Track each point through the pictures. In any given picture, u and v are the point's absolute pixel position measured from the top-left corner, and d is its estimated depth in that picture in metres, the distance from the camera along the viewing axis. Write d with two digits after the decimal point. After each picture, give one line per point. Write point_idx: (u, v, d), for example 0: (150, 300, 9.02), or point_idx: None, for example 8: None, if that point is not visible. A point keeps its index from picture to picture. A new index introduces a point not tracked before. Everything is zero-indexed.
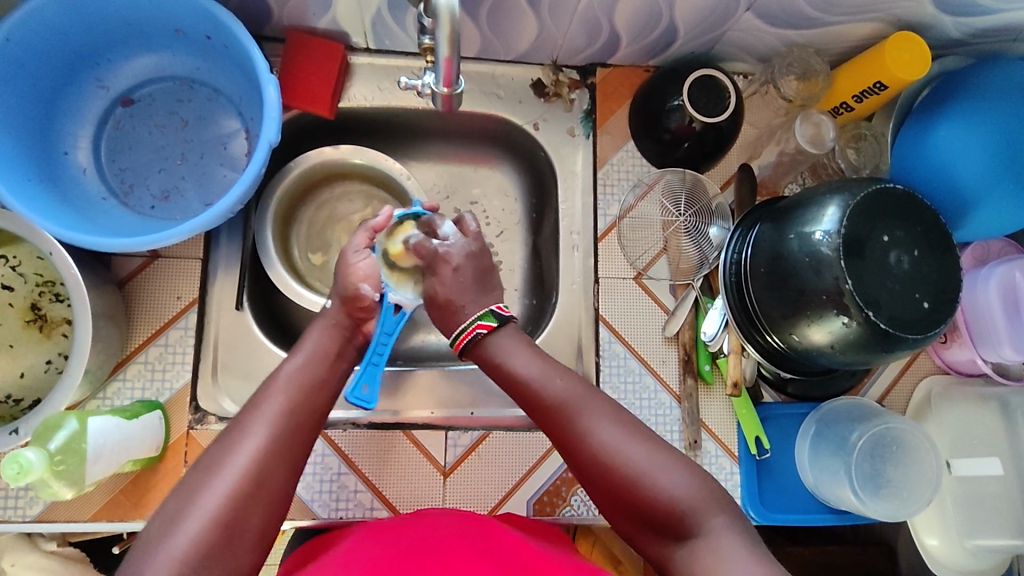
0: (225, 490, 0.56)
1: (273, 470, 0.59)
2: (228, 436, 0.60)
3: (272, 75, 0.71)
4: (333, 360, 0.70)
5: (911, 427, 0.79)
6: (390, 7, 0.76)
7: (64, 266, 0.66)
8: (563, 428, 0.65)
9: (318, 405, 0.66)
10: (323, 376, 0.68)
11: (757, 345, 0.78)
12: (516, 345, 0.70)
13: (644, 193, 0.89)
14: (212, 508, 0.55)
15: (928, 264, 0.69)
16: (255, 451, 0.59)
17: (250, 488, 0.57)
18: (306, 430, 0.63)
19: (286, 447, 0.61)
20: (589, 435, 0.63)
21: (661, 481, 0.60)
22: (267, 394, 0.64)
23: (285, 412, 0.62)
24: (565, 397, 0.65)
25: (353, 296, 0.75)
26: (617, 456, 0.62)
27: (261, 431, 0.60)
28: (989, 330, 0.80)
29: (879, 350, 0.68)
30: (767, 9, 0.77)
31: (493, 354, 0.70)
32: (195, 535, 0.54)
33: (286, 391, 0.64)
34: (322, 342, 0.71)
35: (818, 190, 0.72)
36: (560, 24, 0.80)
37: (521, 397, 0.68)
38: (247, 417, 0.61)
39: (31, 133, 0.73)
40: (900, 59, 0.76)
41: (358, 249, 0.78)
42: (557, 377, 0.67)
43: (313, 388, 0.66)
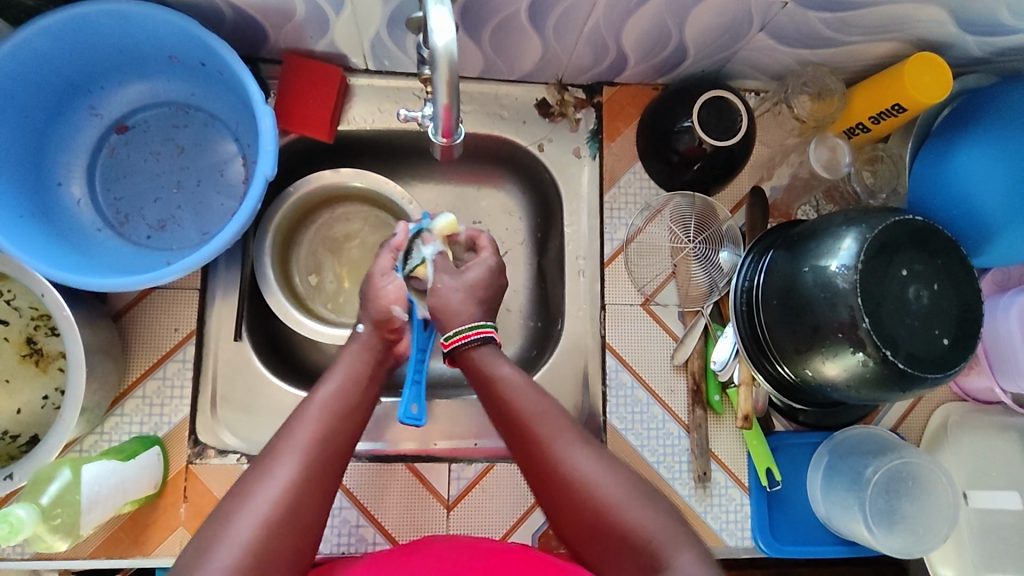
0: (260, 520, 0.53)
1: (309, 499, 0.57)
2: (261, 464, 0.58)
3: (267, 105, 0.68)
4: (368, 385, 0.68)
5: (926, 460, 0.77)
6: (390, 30, 0.74)
7: (56, 308, 0.64)
8: (537, 449, 0.62)
9: (351, 431, 0.63)
10: (357, 403, 0.65)
11: (767, 375, 0.76)
12: (499, 360, 0.68)
13: (653, 216, 0.86)
14: (247, 541, 0.52)
15: (948, 299, 0.66)
16: (290, 480, 0.56)
17: (284, 519, 0.54)
18: (340, 456, 0.61)
19: (323, 474, 0.58)
20: (565, 458, 0.61)
21: (633, 514, 0.58)
22: (298, 420, 0.61)
23: (317, 438, 0.60)
24: (535, 414, 0.64)
25: (387, 318, 0.72)
26: (591, 484, 0.60)
27: (294, 457, 0.58)
28: (1010, 360, 0.78)
29: (897, 388, 0.65)
30: (781, 29, 0.74)
31: (476, 366, 0.68)
32: (228, 567, 0.51)
33: (319, 416, 0.62)
34: (356, 364, 0.68)
35: (834, 219, 0.70)
36: (567, 44, 0.78)
37: (497, 412, 0.66)
38: (280, 441, 0.59)
39: (24, 165, 0.72)
40: (920, 81, 0.73)
41: (385, 271, 0.75)
42: (532, 391, 0.65)
43: (348, 416, 0.64)
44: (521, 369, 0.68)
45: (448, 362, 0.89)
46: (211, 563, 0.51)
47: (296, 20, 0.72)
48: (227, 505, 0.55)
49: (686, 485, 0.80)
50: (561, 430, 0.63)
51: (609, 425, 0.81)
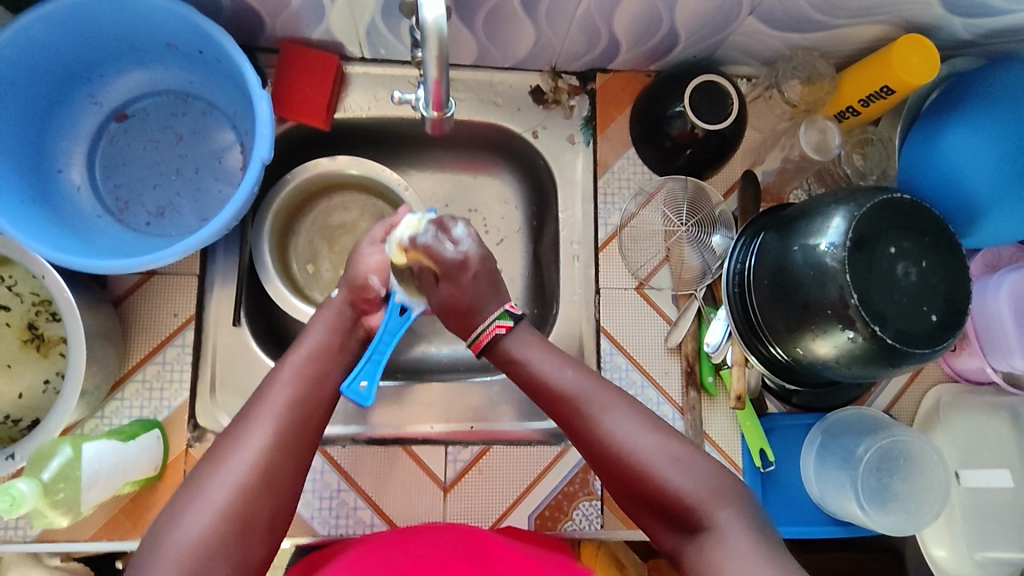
0: (233, 484, 0.55)
1: (283, 464, 0.58)
2: (234, 431, 0.59)
3: (263, 90, 0.69)
4: (338, 353, 0.69)
5: (918, 439, 0.78)
6: (384, 17, 0.75)
7: (57, 289, 0.65)
8: (576, 423, 0.63)
9: (323, 398, 0.65)
10: (326, 371, 0.67)
11: (760, 356, 0.77)
12: (529, 340, 0.68)
13: (646, 201, 0.87)
14: (222, 503, 0.54)
15: (936, 276, 0.67)
16: (264, 445, 0.58)
17: (258, 482, 0.56)
18: (313, 423, 0.62)
19: (295, 440, 0.60)
20: (604, 429, 0.62)
21: (675, 476, 0.59)
22: (271, 388, 0.63)
23: (289, 405, 0.62)
24: (574, 391, 0.64)
25: (361, 285, 0.74)
26: (631, 451, 0.61)
27: (267, 424, 0.59)
28: (999, 339, 0.78)
29: (886, 365, 0.66)
30: (770, 12, 0.75)
31: (504, 349, 0.68)
32: (204, 529, 0.52)
33: (292, 384, 0.63)
34: (327, 333, 0.70)
35: (823, 200, 0.71)
36: (559, 30, 0.79)
37: (533, 391, 0.67)
38: (253, 409, 0.61)
39: (24, 152, 0.73)
40: (908, 62, 0.74)
41: (376, 243, 0.77)
42: (566, 368, 0.66)
43: (320, 384, 0.65)
44: (553, 348, 0.68)
45: (445, 347, 0.90)
46: (188, 524, 0.52)
47: (292, 7, 0.73)
48: (203, 471, 0.57)
49: None
50: (596, 402, 0.63)
51: None
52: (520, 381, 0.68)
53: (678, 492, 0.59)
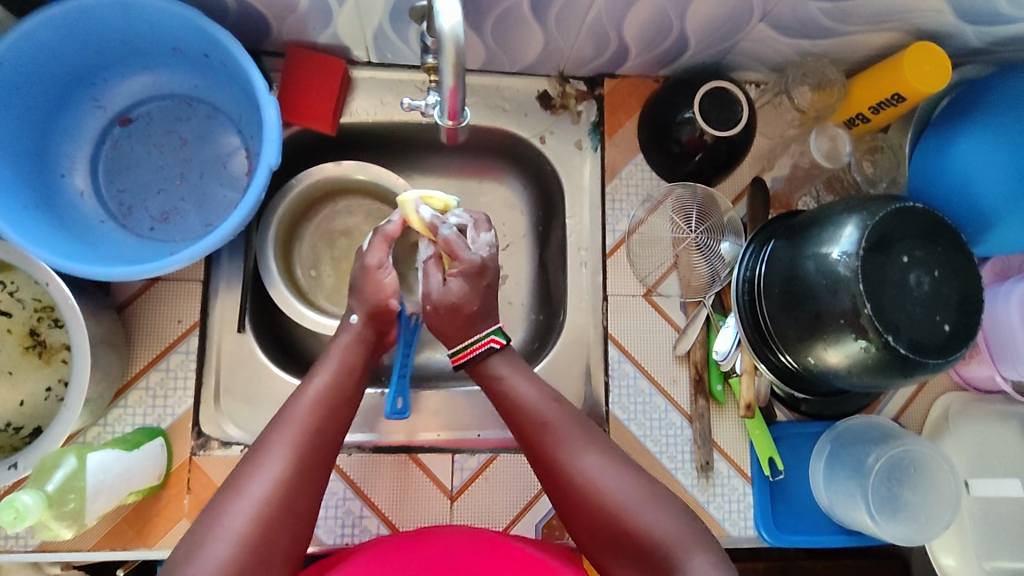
0: (249, 516, 0.54)
1: (300, 494, 0.57)
2: (251, 460, 0.58)
3: (270, 94, 0.68)
4: (359, 376, 0.68)
5: (928, 448, 0.78)
6: (393, 22, 0.74)
7: (60, 296, 0.64)
8: (548, 453, 0.64)
9: (341, 423, 0.63)
10: (347, 394, 0.65)
11: (770, 365, 0.76)
12: (511, 368, 0.69)
13: (654, 207, 0.87)
14: (238, 535, 0.53)
15: (949, 285, 0.67)
16: (280, 476, 0.57)
17: (275, 515, 0.55)
18: (331, 451, 0.61)
19: (312, 470, 0.59)
20: (575, 462, 0.63)
21: (650, 516, 0.60)
22: (288, 413, 0.61)
23: (308, 433, 0.60)
24: (553, 420, 0.65)
25: (383, 311, 0.71)
26: (603, 486, 0.61)
27: (284, 452, 0.58)
28: (1010, 348, 0.78)
29: (898, 375, 0.65)
30: (781, 19, 0.75)
31: (488, 377, 0.69)
32: (217, 564, 0.52)
33: (310, 410, 0.62)
34: (347, 356, 0.68)
35: (835, 208, 0.70)
36: (569, 36, 0.78)
37: (511, 420, 0.68)
38: (269, 438, 0.59)
39: (27, 157, 0.72)
40: (919, 71, 0.73)
41: (381, 264, 0.72)
42: (548, 400, 0.67)
43: (340, 409, 0.64)
44: (537, 380, 0.69)
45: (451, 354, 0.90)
46: (204, 555, 0.52)
47: (299, 11, 0.72)
48: (219, 500, 0.56)
49: (689, 475, 0.80)
50: (572, 436, 0.64)
51: (612, 416, 0.81)
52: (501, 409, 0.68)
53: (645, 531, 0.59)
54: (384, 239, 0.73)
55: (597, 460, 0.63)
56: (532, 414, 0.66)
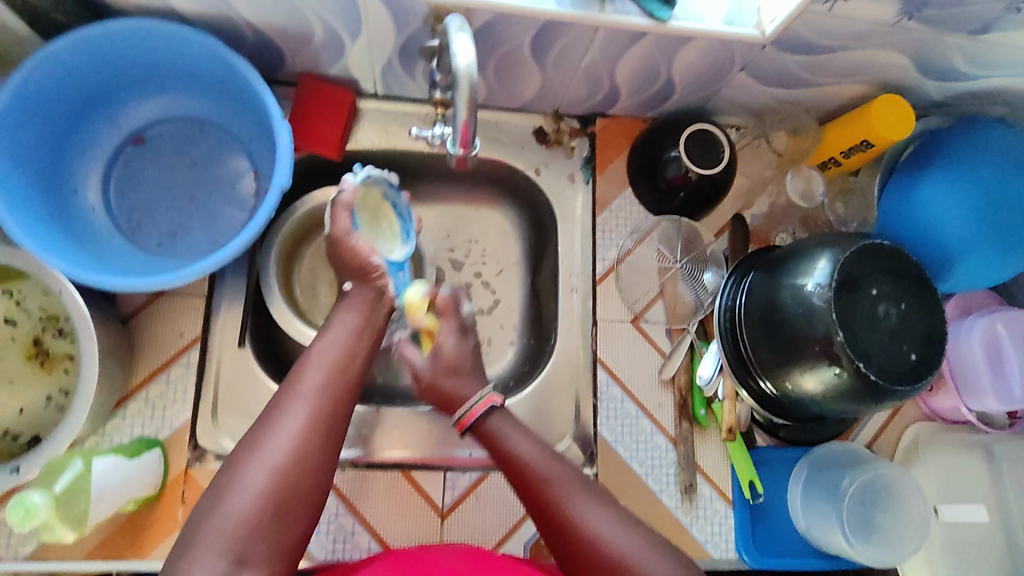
0: (271, 466, 0.56)
1: (317, 443, 0.59)
2: (269, 416, 0.60)
3: (284, 121, 0.72)
4: (364, 333, 0.70)
5: (898, 472, 0.82)
6: (401, 58, 0.79)
7: (72, 304, 0.67)
8: (553, 510, 0.64)
9: (352, 379, 0.66)
10: (355, 350, 0.68)
11: (750, 391, 0.80)
12: (511, 425, 0.70)
13: (641, 239, 0.92)
14: (259, 486, 0.55)
15: (915, 318, 0.72)
16: (298, 428, 0.59)
17: (292, 464, 0.57)
18: (342, 404, 0.64)
19: (328, 422, 0.61)
20: (576, 518, 0.62)
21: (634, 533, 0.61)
22: (303, 372, 0.64)
23: (321, 390, 0.63)
24: (554, 477, 0.66)
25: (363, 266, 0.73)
26: (599, 536, 0.61)
27: (300, 408, 0.61)
28: (973, 380, 0.83)
29: (869, 401, 0.70)
30: (761, 69, 0.81)
31: (489, 434, 0.70)
32: (241, 511, 0.54)
33: (322, 368, 0.64)
34: (353, 317, 0.71)
35: (809, 243, 0.75)
36: (565, 77, 0.83)
37: (514, 478, 0.68)
38: (284, 397, 0.62)
39: (45, 172, 0.74)
40: (886, 118, 0.79)
41: (349, 230, 0.74)
42: (550, 459, 0.67)
43: (350, 366, 0.66)
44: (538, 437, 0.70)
45: None
46: (228, 506, 0.54)
47: (313, 45, 0.77)
48: (237, 453, 0.58)
49: (673, 496, 0.83)
50: (568, 489, 0.65)
51: (599, 437, 0.84)
52: (503, 467, 0.69)
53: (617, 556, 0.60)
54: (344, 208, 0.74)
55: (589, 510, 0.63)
56: (535, 472, 0.66)
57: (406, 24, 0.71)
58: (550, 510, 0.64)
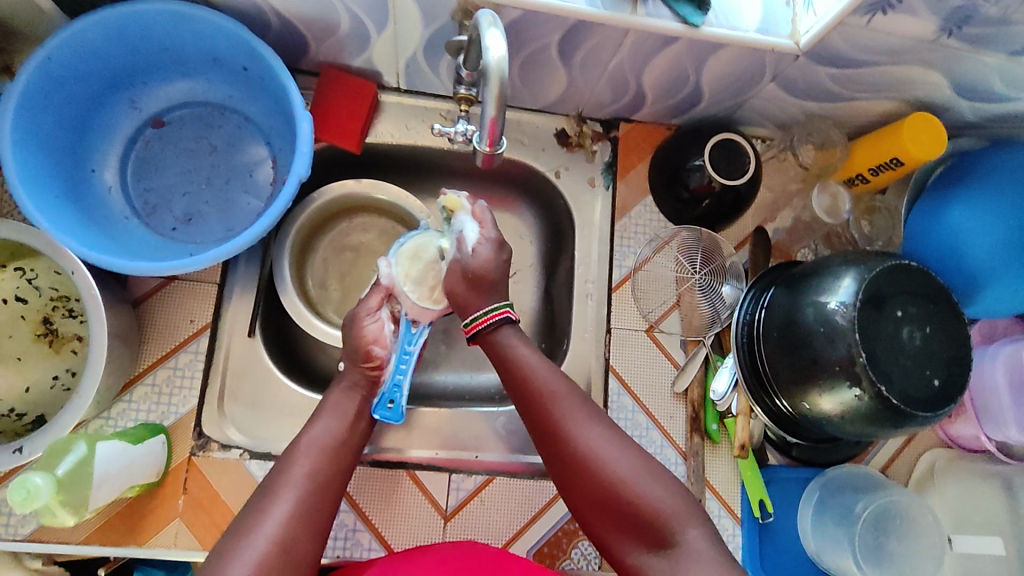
0: (257, 554, 0.54)
1: (303, 534, 0.58)
2: (255, 503, 0.59)
3: (306, 110, 0.72)
4: (353, 421, 0.70)
5: (914, 500, 0.80)
6: (427, 53, 0.78)
7: (85, 285, 0.66)
8: (556, 430, 0.65)
9: (340, 468, 0.65)
10: (347, 435, 0.68)
11: (765, 409, 0.78)
12: (521, 341, 0.72)
13: (660, 247, 0.90)
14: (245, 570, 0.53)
15: (939, 342, 0.70)
16: (285, 515, 0.58)
17: (280, 556, 0.55)
18: (331, 495, 0.62)
19: (315, 514, 0.60)
20: (577, 432, 0.65)
21: (643, 485, 0.61)
22: (291, 460, 0.63)
23: (307, 478, 0.62)
24: (554, 390, 0.67)
25: (365, 354, 0.74)
26: (602, 459, 0.63)
27: (288, 496, 0.59)
28: (994, 408, 0.81)
29: (888, 425, 0.68)
30: (791, 81, 0.79)
31: (499, 346, 0.72)
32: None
33: (310, 456, 0.64)
34: (342, 407, 0.71)
35: (833, 260, 0.73)
36: (590, 80, 0.82)
37: (516, 388, 0.70)
38: (274, 482, 0.61)
39: (62, 150, 0.74)
40: (918, 137, 0.77)
41: (372, 311, 0.76)
42: (554, 373, 0.69)
43: (338, 459, 0.65)
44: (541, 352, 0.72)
45: (457, 376, 0.92)
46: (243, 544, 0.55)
47: (339, 35, 0.76)
48: (223, 542, 0.56)
49: None
50: (568, 401, 0.67)
51: None
52: (505, 375, 0.71)
53: (598, 466, 0.62)
54: (381, 291, 0.78)
55: (573, 413, 0.66)
56: (538, 388, 0.68)
57: (434, 19, 0.70)
58: (552, 426, 0.66)
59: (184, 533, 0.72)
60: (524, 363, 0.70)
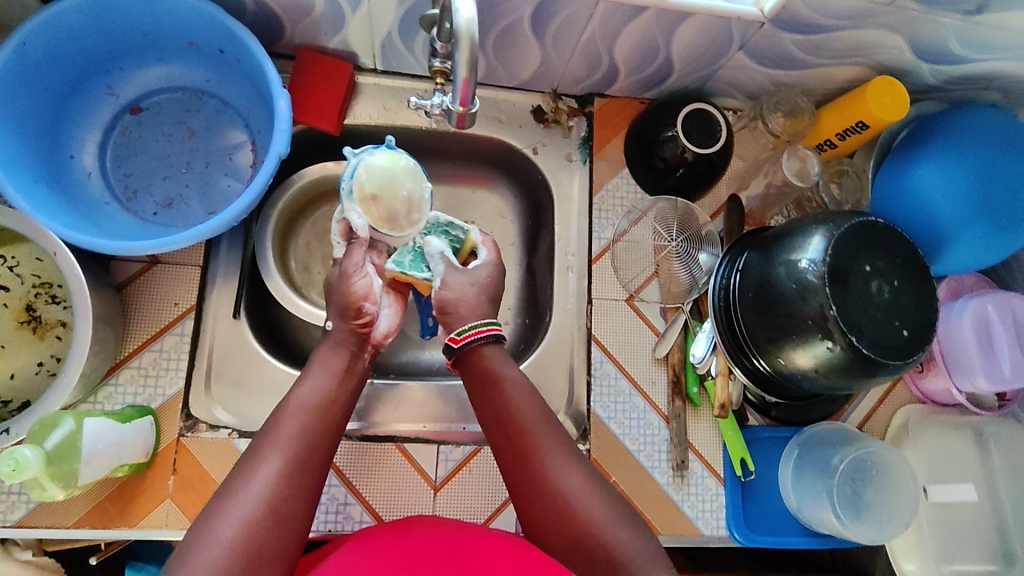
0: (242, 517, 0.53)
1: (292, 494, 0.56)
2: (244, 461, 0.57)
3: (284, 88, 0.72)
4: (344, 378, 0.67)
5: (889, 450, 0.83)
6: (401, 31, 0.79)
7: (68, 267, 0.66)
8: (530, 466, 0.63)
9: (330, 426, 0.63)
10: (336, 393, 0.65)
11: (744, 368, 0.80)
12: (507, 366, 0.69)
13: (638, 218, 0.92)
14: (230, 537, 0.51)
15: (906, 294, 0.72)
16: (273, 476, 0.56)
17: (267, 519, 0.53)
18: (320, 454, 0.60)
19: (305, 473, 0.58)
20: (554, 474, 0.62)
21: (615, 534, 0.59)
22: (280, 419, 0.61)
23: (297, 438, 0.59)
24: (533, 423, 0.65)
25: (356, 311, 0.70)
26: (577, 503, 0.61)
27: (275, 457, 0.57)
28: (964, 360, 0.83)
29: (861, 377, 0.70)
30: (758, 49, 0.81)
31: (485, 369, 0.68)
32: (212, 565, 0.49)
33: (299, 416, 0.61)
34: (332, 364, 0.67)
35: (804, 221, 0.75)
36: (563, 54, 0.84)
37: (496, 419, 0.66)
38: (262, 442, 0.58)
39: (40, 136, 0.74)
40: (880, 100, 0.80)
41: (357, 268, 0.72)
42: (536, 408, 0.66)
43: (328, 418, 0.63)
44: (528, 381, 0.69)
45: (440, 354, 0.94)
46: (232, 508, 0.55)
47: (313, 16, 0.77)
48: (212, 502, 0.54)
49: (665, 474, 0.83)
50: (548, 437, 0.64)
51: (593, 414, 0.84)
52: (485, 406, 0.67)
53: (572, 509, 0.60)
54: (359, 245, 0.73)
55: (556, 456, 0.63)
56: (518, 422, 0.65)
57: None
58: (528, 461, 0.63)
59: (175, 512, 0.72)
60: (507, 398, 0.66)
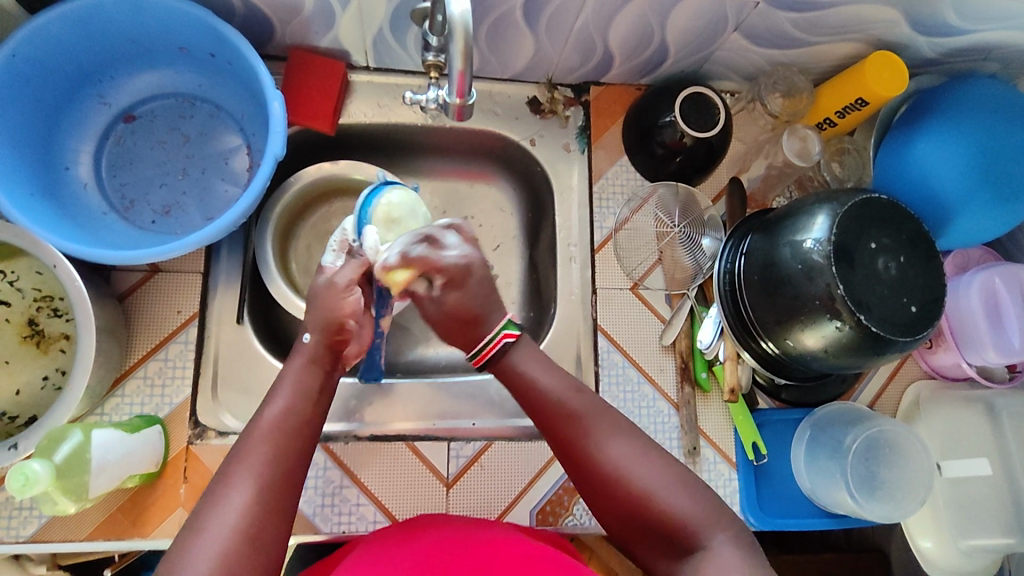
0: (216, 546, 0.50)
1: (268, 519, 0.53)
2: (215, 486, 0.54)
3: (277, 90, 0.71)
4: (317, 398, 0.63)
5: (901, 428, 0.82)
6: (393, 27, 0.78)
7: (68, 279, 0.66)
8: (577, 445, 0.61)
9: (305, 441, 0.59)
10: (308, 401, 0.62)
11: (753, 352, 0.80)
12: (533, 358, 0.65)
13: (639, 206, 0.91)
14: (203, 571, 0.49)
15: (913, 270, 0.72)
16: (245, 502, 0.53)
17: (243, 551, 0.51)
18: (294, 472, 0.57)
19: (278, 493, 0.55)
20: (601, 453, 0.60)
21: (668, 498, 0.58)
22: (250, 439, 0.57)
23: (268, 459, 0.56)
24: (572, 408, 0.62)
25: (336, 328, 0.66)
26: (629, 477, 0.59)
27: (247, 481, 0.54)
28: (972, 334, 0.83)
29: (871, 355, 0.70)
30: (754, 30, 0.81)
31: (512, 370, 0.64)
32: None
33: (271, 437, 0.57)
34: (303, 380, 0.63)
35: (807, 201, 0.75)
36: (557, 43, 0.83)
37: (532, 413, 0.64)
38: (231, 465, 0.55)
39: (33, 148, 0.73)
40: (879, 76, 0.79)
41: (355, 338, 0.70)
42: (572, 392, 0.63)
43: (303, 433, 0.59)
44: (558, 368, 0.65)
45: (445, 350, 0.93)
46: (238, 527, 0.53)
47: (303, 15, 0.76)
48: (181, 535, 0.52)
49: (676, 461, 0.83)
50: (582, 418, 0.62)
51: None
52: (520, 400, 0.64)
53: (626, 484, 0.59)
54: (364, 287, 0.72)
55: (599, 434, 0.61)
56: (557, 411, 0.62)
57: None
58: (572, 444, 0.61)
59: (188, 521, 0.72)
60: (539, 390, 0.63)
